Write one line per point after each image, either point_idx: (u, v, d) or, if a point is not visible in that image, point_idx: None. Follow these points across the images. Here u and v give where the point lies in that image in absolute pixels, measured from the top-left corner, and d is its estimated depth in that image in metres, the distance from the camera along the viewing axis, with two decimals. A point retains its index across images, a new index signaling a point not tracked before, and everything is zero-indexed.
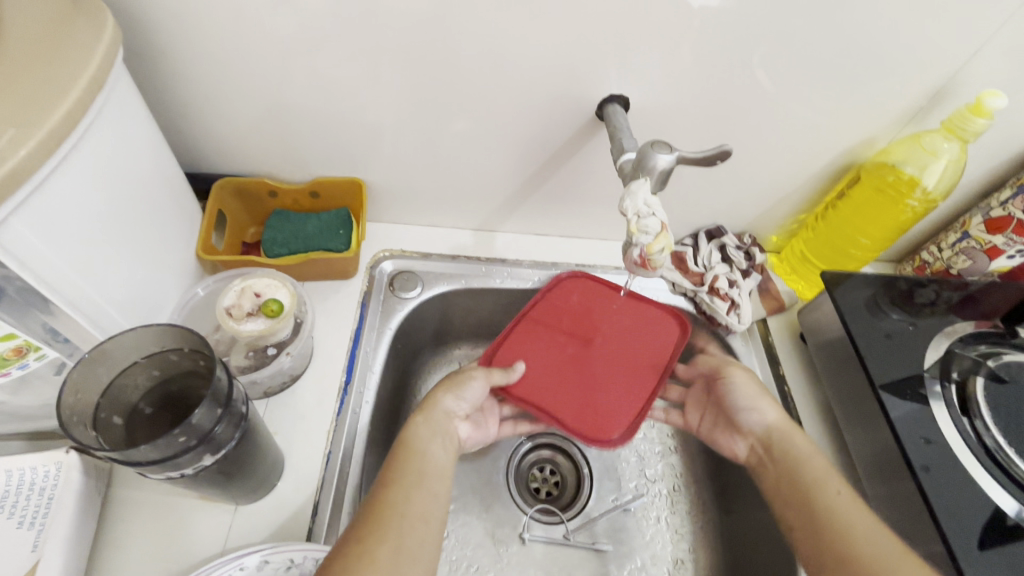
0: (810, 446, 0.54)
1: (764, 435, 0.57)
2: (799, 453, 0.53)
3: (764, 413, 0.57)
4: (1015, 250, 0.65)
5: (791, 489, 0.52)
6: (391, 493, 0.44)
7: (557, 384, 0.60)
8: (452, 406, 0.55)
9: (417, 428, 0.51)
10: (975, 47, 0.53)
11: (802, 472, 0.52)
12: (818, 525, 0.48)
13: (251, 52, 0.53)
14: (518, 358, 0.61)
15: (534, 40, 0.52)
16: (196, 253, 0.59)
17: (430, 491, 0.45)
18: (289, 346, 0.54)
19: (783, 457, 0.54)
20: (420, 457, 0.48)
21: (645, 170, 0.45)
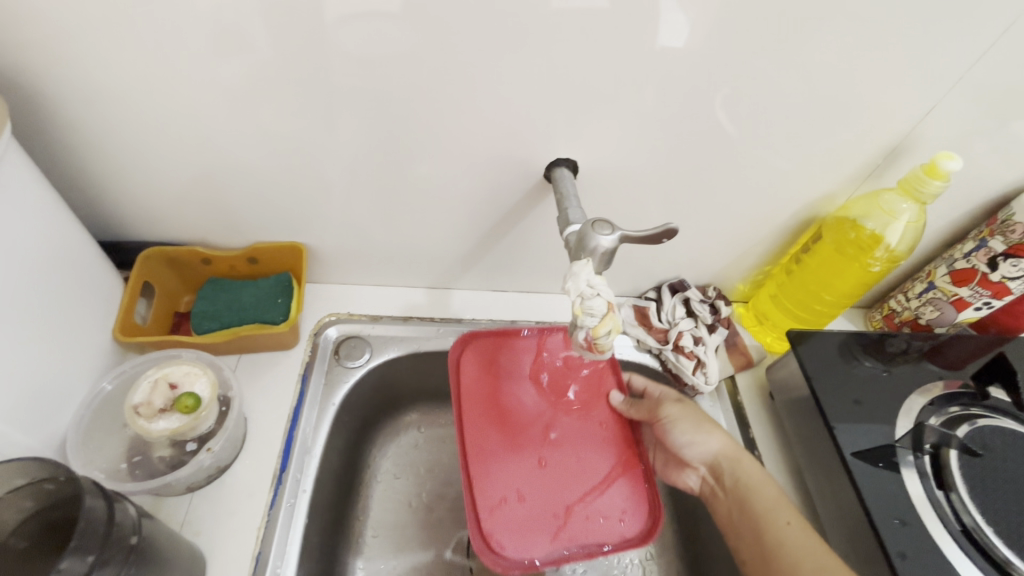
0: (758, 469, 0.55)
1: (713, 466, 0.57)
2: (750, 481, 0.54)
3: (709, 440, 0.57)
4: (981, 303, 0.63)
5: (744, 520, 0.53)
6: None
7: (553, 507, 0.54)
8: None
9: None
10: (929, 104, 0.51)
11: (752, 501, 0.53)
12: (770, 561, 0.50)
13: (172, 116, 0.50)
14: (503, 502, 0.54)
15: (473, 100, 0.50)
16: (113, 334, 0.54)
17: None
18: (211, 441, 0.49)
19: (734, 488, 0.55)
20: None
21: (587, 251, 0.42)
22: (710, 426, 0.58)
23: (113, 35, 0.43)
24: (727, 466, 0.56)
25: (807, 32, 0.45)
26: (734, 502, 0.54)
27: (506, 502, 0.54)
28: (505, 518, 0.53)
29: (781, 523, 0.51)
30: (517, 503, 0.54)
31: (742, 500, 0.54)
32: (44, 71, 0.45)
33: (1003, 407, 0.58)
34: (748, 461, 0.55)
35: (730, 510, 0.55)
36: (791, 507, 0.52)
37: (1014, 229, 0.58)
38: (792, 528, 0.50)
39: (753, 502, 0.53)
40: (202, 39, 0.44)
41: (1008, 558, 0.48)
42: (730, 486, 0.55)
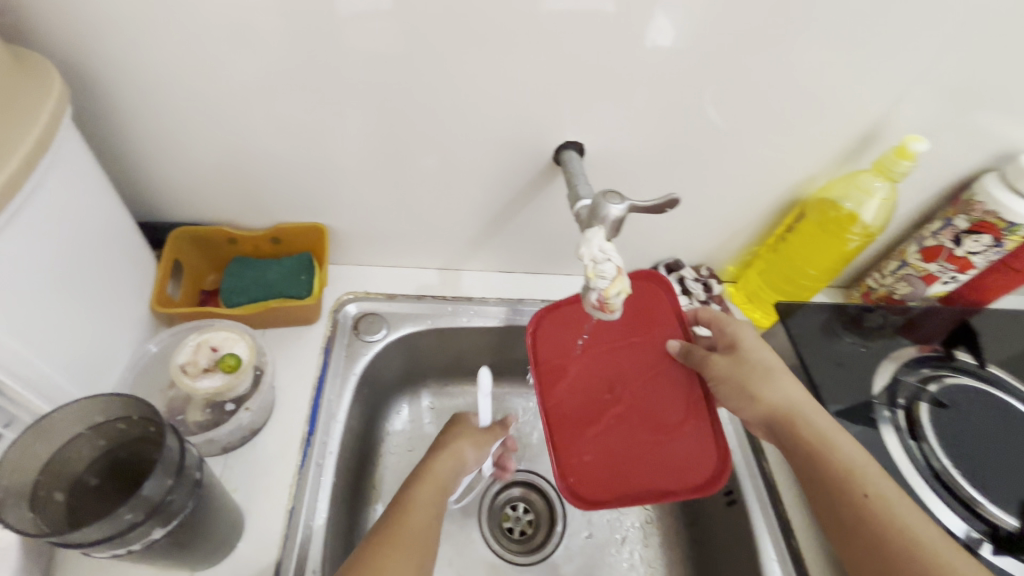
0: (826, 422, 0.51)
1: (773, 424, 0.52)
2: (818, 438, 0.50)
3: (775, 395, 0.52)
4: (949, 276, 0.70)
5: (822, 481, 0.48)
6: (402, 518, 0.48)
7: (625, 441, 0.60)
8: (473, 458, 0.59)
9: (440, 466, 0.56)
10: (900, 93, 0.57)
11: (823, 456, 0.49)
12: (851, 512, 0.46)
13: (209, 101, 0.53)
14: (575, 443, 0.61)
15: (489, 88, 0.54)
16: (150, 305, 0.58)
17: (436, 531, 0.49)
18: (249, 401, 0.54)
19: (804, 446, 0.50)
20: (437, 488, 0.53)
21: (598, 219, 0.47)
22: (763, 390, 0.53)
23: (159, 23, 0.46)
24: (785, 426, 0.51)
25: (792, 25, 0.50)
26: (807, 460, 0.49)
27: (578, 438, 0.61)
28: (578, 454, 0.60)
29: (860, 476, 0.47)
30: (587, 438, 0.61)
31: (812, 466, 0.49)
32: (92, 58, 0.48)
33: (967, 367, 0.65)
34: (805, 406, 0.52)
35: (806, 471, 0.49)
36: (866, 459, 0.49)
37: (975, 208, 0.63)
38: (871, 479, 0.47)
39: (823, 465, 0.49)
40: (244, 27, 0.47)
41: (972, 496, 0.54)
42: (796, 452, 0.50)
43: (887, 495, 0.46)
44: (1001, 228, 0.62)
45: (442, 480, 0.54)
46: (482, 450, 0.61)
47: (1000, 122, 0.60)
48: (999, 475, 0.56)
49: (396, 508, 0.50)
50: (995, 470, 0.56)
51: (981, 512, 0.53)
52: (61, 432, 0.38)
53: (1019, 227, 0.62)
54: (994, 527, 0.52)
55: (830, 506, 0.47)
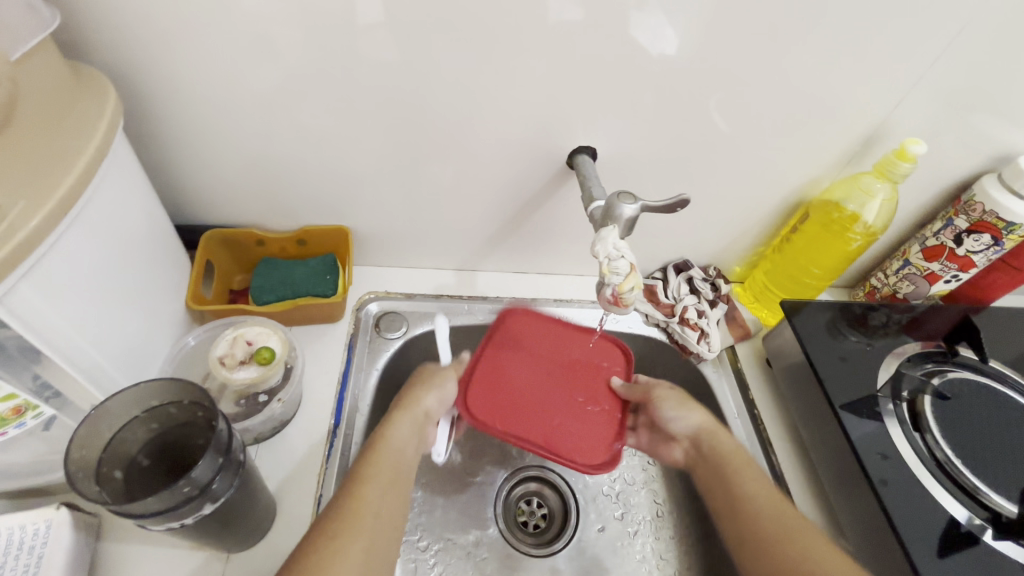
0: (732, 440, 0.60)
1: (693, 439, 0.62)
2: (725, 451, 0.58)
3: (693, 413, 0.62)
4: (951, 275, 0.72)
5: (722, 490, 0.56)
6: (357, 496, 0.47)
7: (540, 428, 0.65)
8: (434, 406, 0.60)
9: (398, 430, 0.54)
10: (898, 98, 0.60)
11: (726, 466, 0.57)
12: (742, 517, 0.53)
13: (245, 110, 0.56)
14: (498, 417, 0.65)
15: (507, 94, 0.57)
16: (186, 302, 0.61)
17: (393, 501, 0.49)
18: (281, 392, 0.58)
19: (712, 456, 0.59)
20: (394, 452, 0.52)
21: (612, 219, 0.50)
22: (692, 407, 0.63)
23: (203, 39, 0.50)
24: (705, 440, 0.60)
25: (795, 34, 0.53)
26: (714, 473, 0.58)
27: (499, 414, 0.65)
28: (502, 420, 0.64)
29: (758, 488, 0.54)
30: (511, 415, 0.65)
31: (718, 472, 0.57)
32: (139, 70, 0.52)
33: (969, 363, 0.67)
34: (721, 433, 0.61)
35: (712, 485, 0.57)
36: (762, 472, 0.56)
37: (975, 208, 0.65)
38: (765, 492, 0.54)
39: (724, 471, 0.57)
40: (281, 39, 0.51)
41: (975, 484, 0.56)
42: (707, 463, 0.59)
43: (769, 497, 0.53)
44: (1000, 227, 0.65)
45: (398, 447, 0.53)
46: (443, 397, 0.62)
47: (997, 125, 0.63)
48: (1001, 464, 0.58)
49: (349, 484, 0.48)
50: (996, 460, 0.58)
51: (983, 499, 0.55)
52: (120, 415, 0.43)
53: (1017, 227, 0.64)
54: (997, 514, 0.54)
55: (731, 516, 0.54)
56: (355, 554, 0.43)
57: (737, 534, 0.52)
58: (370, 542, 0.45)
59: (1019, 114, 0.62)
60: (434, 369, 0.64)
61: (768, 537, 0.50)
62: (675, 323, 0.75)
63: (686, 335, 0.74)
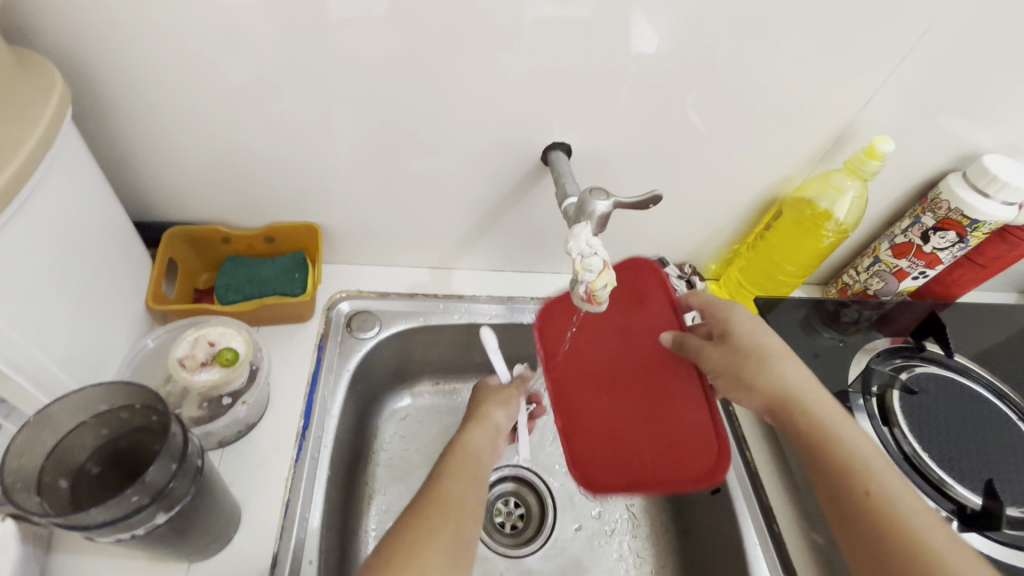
0: (826, 403, 0.51)
1: (770, 411, 0.54)
2: (818, 423, 0.50)
3: (775, 377, 0.53)
4: (918, 271, 0.73)
5: (824, 474, 0.49)
6: (440, 491, 0.47)
7: (617, 412, 0.65)
8: (504, 420, 0.60)
9: (472, 436, 0.55)
10: (867, 96, 0.60)
11: (827, 449, 0.49)
12: (855, 508, 0.46)
13: (205, 103, 0.54)
14: (589, 435, 0.65)
15: (479, 89, 0.56)
16: (145, 301, 0.59)
17: (475, 498, 0.48)
18: (245, 395, 0.56)
19: (799, 434, 0.51)
20: (474, 458, 0.52)
21: (586, 215, 0.49)
22: (771, 366, 0.54)
23: (160, 27, 0.48)
24: (784, 410, 0.52)
25: (769, 31, 0.53)
26: (814, 454, 0.50)
27: (586, 442, 0.64)
28: (602, 458, 0.63)
29: (871, 477, 0.47)
30: (598, 429, 0.65)
31: (805, 441, 0.51)
32: (89, 59, 0.49)
33: (936, 357, 0.68)
34: (809, 387, 0.52)
35: (813, 465, 0.50)
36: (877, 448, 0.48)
37: (941, 206, 0.67)
38: (886, 480, 0.46)
39: (825, 452, 0.49)
40: (240, 30, 0.49)
41: (941, 478, 0.57)
42: (792, 431, 0.52)
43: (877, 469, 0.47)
44: (964, 224, 0.66)
45: (475, 450, 0.53)
46: (512, 411, 0.61)
47: (962, 125, 0.64)
48: (966, 457, 0.59)
49: (430, 482, 0.49)
50: (961, 453, 0.59)
51: (949, 492, 0.56)
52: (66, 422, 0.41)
53: (981, 224, 0.65)
54: (962, 506, 0.55)
55: (837, 504, 0.47)
56: (436, 545, 0.43)
57: (841, 521, 0.47)
58: (454, 535, 0.44)
59: (984, 115, 0.63)
60: (499, 387, 0.63)
61: (898, 545, 0.43)
62: None
63: None
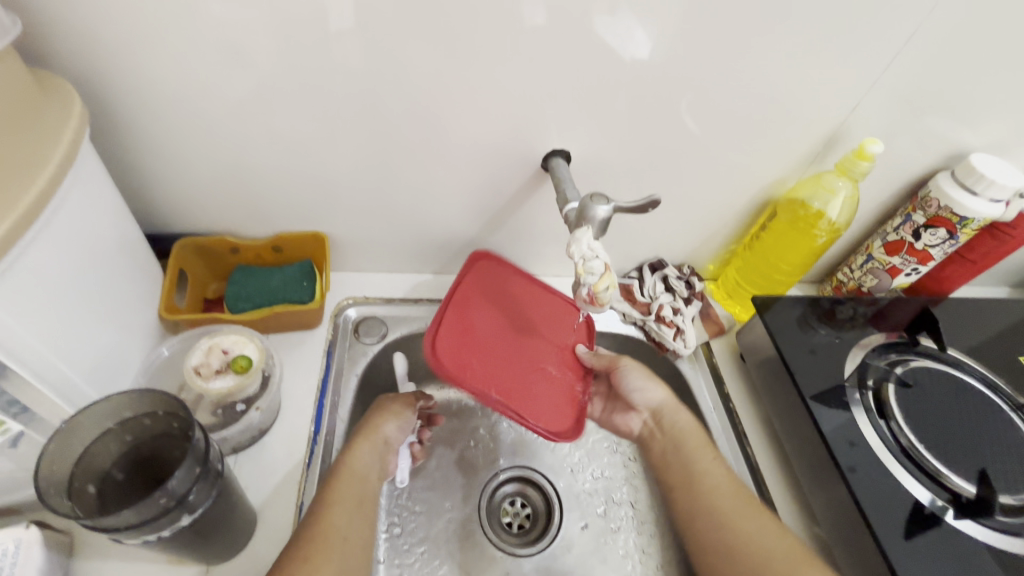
0: (688, 416, 0.66)
1: (653, 412, 0.68)
2: (682, 429, 0.65)
3: (659, 390, 0.68)
4: (911, 268, 0.75)
5: (679, 470, 0.63)
6: (324, 522, 0.50)
7: (506, 360, 0.68)
8: (394, 433, 0.60)
9: (362, 457, 0.56)
10: (856, 99, 0.62)
11: (687, 448, 0.63)
12: (695, 492, 0.61)
13: (217, 117, 0.56)
14: (473, 353, 0.67)
15: (480, 98, 0.57)
16: (158, 312, 0.60)
17: (358, 524, 0.52)
18: (259, 400, 0.58)
19: (671, 435, 0.66)
20: (360, 482, 0.54)
21: (586, 219, 0.51)
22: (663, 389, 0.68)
23: (174, 43, 0.49)
24: (665, 417, 0.67)
25: (757, 39, 0.55)
26: (676, 452, 0.64)
27: (474, 360, 0.66)
28: (475, 373, 0.65)
29: (713, 474, 0.61)
30: (482, 353, 0.67)
31: (669, 449, 0.65)
32: (104, 79, 0.51)
33: (930, 352, 0.70)
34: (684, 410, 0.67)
35: (677, 464, 0.64)
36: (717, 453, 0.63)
37: (931, 204, 0.69)
38: (723, 479, 0.60)
39: (685, 452, 0.63)
40: (251, 47, 0.50)
41: (937, 468, 0.59)
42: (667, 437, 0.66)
43: (715, 479, 0.60)
44: (954, 222, 0.68)
45: (361, 472, 0.55)
46: (404, 424, 0.62)
47: (949, 125, 0.66)
48: (961, 448, 0.61)
49: (313, 514, 0.51)
50: (956, 445, 0.61)
51: (944, 482, 0.58)
52: (93, 429, 0.42)
53: (970, 221, 0.67)
54: (957, 495, 0.57)
55: (690, 496, 0.61)
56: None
57: (691, 511, 0.60)
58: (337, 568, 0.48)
59: (969, 116, 0.65)
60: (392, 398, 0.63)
61: (735, 535, 0.56)
62: (650, 320, 0.77)
63: (666, 333, 0.76)
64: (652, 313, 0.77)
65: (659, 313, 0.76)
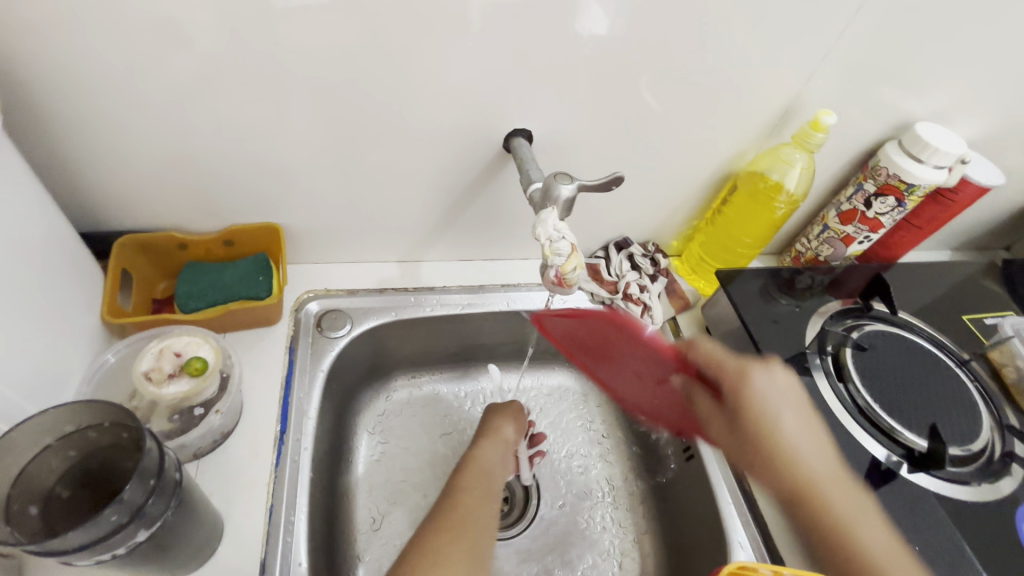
0: (823, 461, 0.52)
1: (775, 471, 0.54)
2: (817, 481, 0.51)
3: (792, 431, 0.54)
4: (863, 236, 0.78)
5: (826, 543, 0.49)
6: (458, 504, 0.52)
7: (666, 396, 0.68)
8: (513, 435, 0.67)
9: (487, 453, 0.62)
10: (810, 71, 0.63)
11: (825, 507, 0.50)
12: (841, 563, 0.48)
13: (150, 103, 0.52)
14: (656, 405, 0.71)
15: (438, 79, 0.55)
16: (101, 316, 0.56)
17: (489, 512, 0.53)
18: (217, 404, 0.54)
19: (806, 493, 0.51)
20: (488, 474, 0.59)
21: (551, 200, 0.50)
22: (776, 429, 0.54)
23: (96, 19, 0.45)
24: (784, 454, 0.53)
25: (716, 11, 0.55)
26: (812, 509, 0.50)
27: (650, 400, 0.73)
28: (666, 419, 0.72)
29: (862, 542, 0.48)
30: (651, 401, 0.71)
31: (820, 515, 0.50)
32: (14, 62, 0.46)
33: (882, 315, 0.73)
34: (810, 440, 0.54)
35: (814, 525, 0.50)
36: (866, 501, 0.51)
37: (880, 172, 0.71)
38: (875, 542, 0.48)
39: (827, 513, 0.50)
40: (182, 26, 0.46)
41: (891, 426, 0.62)
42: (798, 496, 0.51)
43: (861, 522, 0.49)
44: (902, 189, 0.70)
45: (487, 466, 0.60)
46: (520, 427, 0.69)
47: (897, 96, 0.68)
48: (912, 405, 0.64)
49: (448, 498, 0.54)
50: (908, 402, 0.64)
51: (898, 438, 0.61)
52: (30, 445, 0.40)
53: (916, 188, 0.70)
54: (910, 449, 0.60)
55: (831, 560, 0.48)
56: (457, 553, 0.47)
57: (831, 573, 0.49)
58: (473, 544, 0.48)
59: (916, 84, 0.67)
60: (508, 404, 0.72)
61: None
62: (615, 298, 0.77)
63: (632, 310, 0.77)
64: (617, 290, 0.78)
65: (623, 290, 0.77)
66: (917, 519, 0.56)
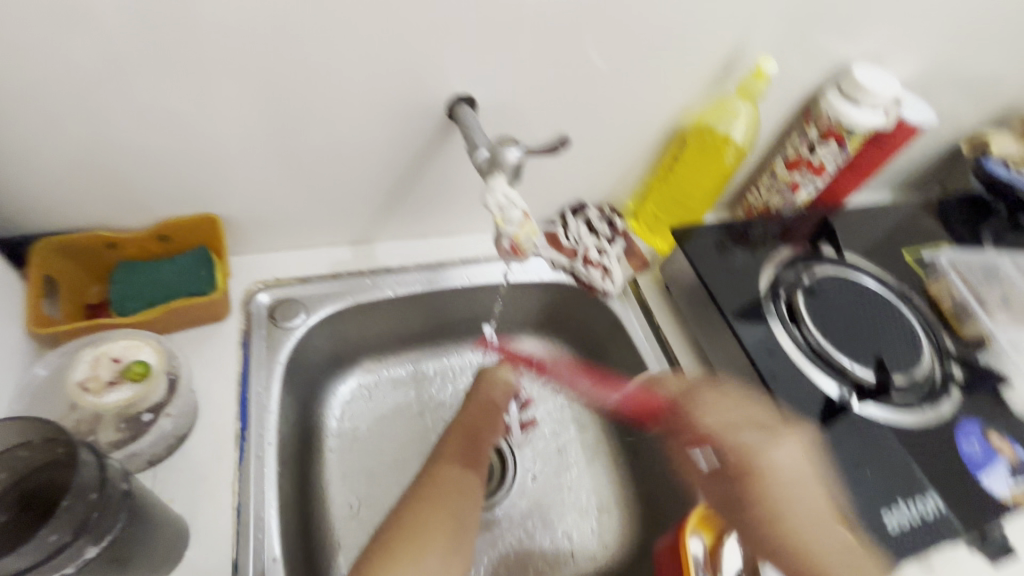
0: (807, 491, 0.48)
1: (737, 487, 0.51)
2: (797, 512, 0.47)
3: (787, 459, 0.49)
4: (810, 183, 0.79)
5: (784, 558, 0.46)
6: (442, 470, 0.56)
7: None
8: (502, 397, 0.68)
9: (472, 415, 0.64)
10: (750, 19, 0.63)
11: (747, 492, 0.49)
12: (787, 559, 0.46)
13: (47, 90, 0.47)
14: None
15: (370, 48, 0.52)
16: (27, 328, 0.53)
17: (474, 483, 0.57)
18: (168, 407, 0.52)
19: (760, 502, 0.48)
20: (477, 435, 0.62)
21: (498, 166, 0.49)
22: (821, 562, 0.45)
23: None
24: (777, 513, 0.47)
25: None
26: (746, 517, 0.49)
27: None
28: None
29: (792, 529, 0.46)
30: None
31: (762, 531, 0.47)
32: None
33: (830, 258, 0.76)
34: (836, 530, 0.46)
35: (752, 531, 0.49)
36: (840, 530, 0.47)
37: (822, 118, 0.73)
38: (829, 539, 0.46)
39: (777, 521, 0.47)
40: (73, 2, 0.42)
41: (843, 364, 0.64)
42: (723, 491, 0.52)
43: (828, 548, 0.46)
44: (843, 133, 0.72)
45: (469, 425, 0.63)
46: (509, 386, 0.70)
47: (834, 41, 0.69)
48: (861, 342, 0.67)
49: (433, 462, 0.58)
50: (857, 338, 0.67)
51: (849, 374, 0.64)
52: None
53: (856, 131, 0.71)
54: (860, 384, 0.63)
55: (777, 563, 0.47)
56: (441, 524, 0.51)
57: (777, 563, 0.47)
58: (456, 510, 0.53)
59: (850, 28, 0.68)
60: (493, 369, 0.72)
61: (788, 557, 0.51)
62: (574, 263, 0.77)
63: (590, 274, 0.76)
64: (576, 255, 0.77)
65: (581, 254, 0.77)
66: (870, 446, 0.59)
